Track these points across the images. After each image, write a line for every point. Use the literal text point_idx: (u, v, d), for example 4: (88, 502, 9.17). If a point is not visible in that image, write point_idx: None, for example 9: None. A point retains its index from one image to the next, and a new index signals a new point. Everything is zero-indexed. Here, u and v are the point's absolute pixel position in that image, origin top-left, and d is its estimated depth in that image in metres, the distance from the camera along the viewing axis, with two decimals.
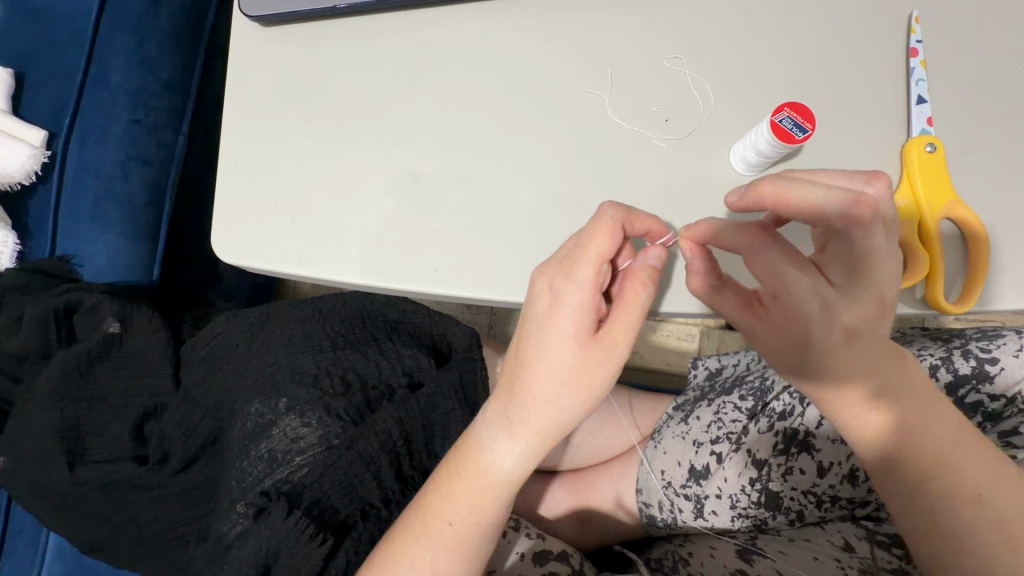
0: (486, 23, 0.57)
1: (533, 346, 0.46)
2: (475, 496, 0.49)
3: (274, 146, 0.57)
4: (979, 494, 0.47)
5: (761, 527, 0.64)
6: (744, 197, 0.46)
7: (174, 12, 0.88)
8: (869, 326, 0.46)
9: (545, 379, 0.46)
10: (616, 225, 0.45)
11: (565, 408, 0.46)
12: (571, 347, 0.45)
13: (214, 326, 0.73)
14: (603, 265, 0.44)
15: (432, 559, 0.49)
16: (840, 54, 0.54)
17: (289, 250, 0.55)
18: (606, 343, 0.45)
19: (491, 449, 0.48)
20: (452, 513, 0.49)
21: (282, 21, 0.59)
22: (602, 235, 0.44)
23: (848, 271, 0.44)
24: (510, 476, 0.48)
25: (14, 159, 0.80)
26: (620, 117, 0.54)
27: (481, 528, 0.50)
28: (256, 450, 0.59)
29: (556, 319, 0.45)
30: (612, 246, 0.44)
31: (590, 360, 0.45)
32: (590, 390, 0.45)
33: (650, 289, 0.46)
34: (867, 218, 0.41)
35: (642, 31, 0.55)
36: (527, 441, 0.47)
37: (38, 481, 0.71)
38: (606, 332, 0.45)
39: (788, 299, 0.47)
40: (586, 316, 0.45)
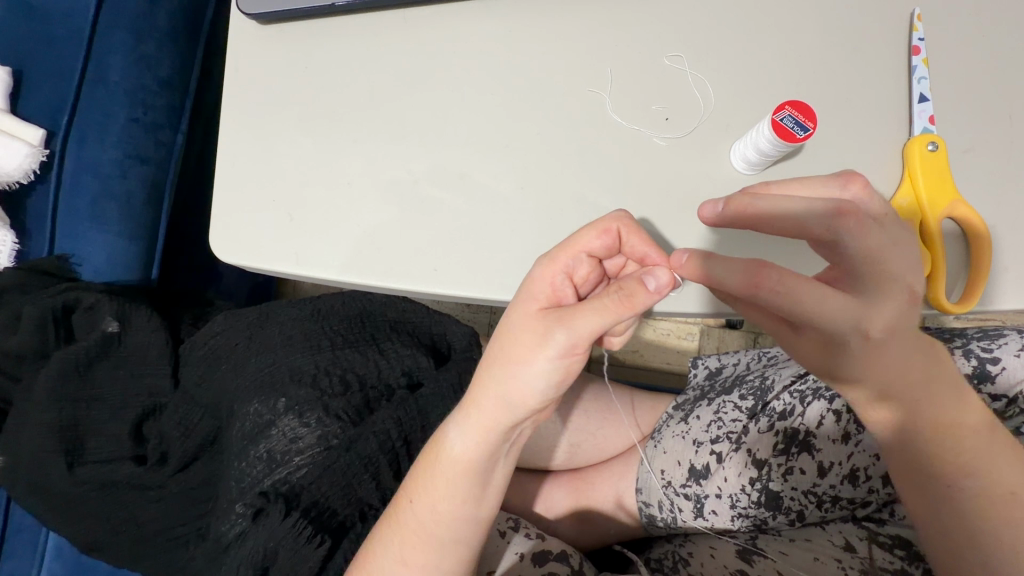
0: (485, 20, 0.57)
1: (498, 328, 0.47)
2: (428, 477, 0.50)
3: (272, 144, 0.57)
4: (1013, 492, 0.47)
5: (762, 528, 0.64)
6: (723, 211, 0.45)
7: (172, 9, 0.88)
8: (898, 327, 0.44)
9: (503, 356, 0.46)
10: (608, 224, 0.46)
11: (500, 386, 0.46)
12: (518, 323, 0.45)
13: (212, 325, 0.72)
14: (580, 254, 0.46)
15: (399, 546, 0.50)
16: (841, 51, 0.54)
17: (288, 248, 0.54)
18: (548, 320, 0.44)
19: (445, 433, 0.49)
20: (411, 493, 0.50)
21: (281, 19, 0.59)
22: (591, 230, 0.46)
23: (868, 287, 0.42)
24: (466, 457, 0.48)
25: (12, 158, 0.80)
26: (620, 115, 0.54)
27: (440, 512, 0.49)
28: (254, 450, 0.59)
29: (516, 298, 0.47)
30: (600, 242, 0.46)
31: (527, 336, 0.44)
32: (526, 361, 0.44)
33: (621, 289, 0.42)
34: (857, 222, 0.40)
35: (642, 28, 0.55)
36: (473, 422, 0.47)
37: (37, 481, 0.71)
38: (554, 313, 0.44)
39: (819, 327, 0.44)
40: (546, 292, 0.46)
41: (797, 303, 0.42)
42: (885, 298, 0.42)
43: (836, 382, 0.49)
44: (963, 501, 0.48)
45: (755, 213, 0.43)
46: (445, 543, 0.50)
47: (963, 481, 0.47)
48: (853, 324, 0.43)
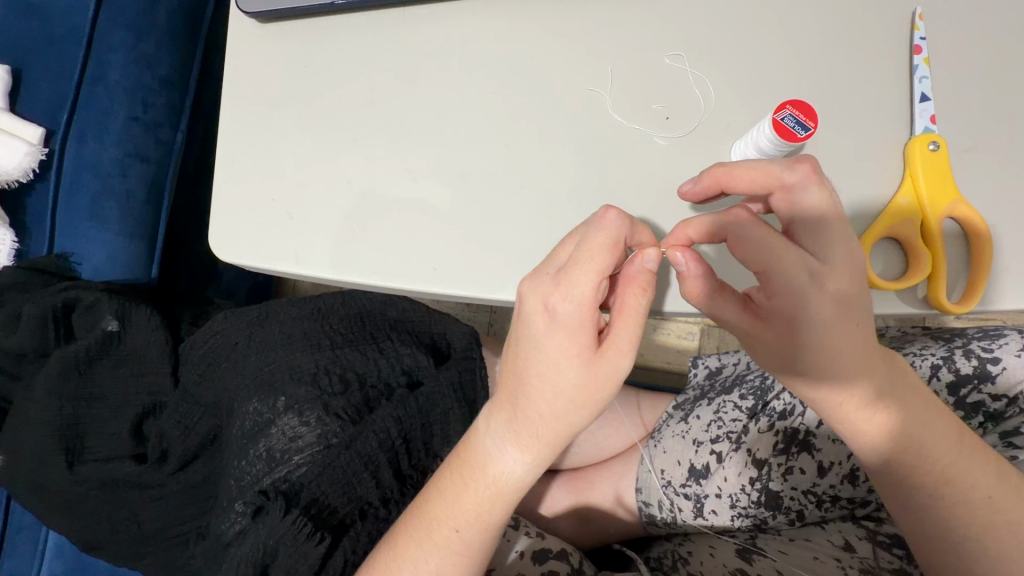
0: (486, 19, 0.56)
1: (548, 359, 0.43)
2: (480, 505, 0.48)
3: (272, 143, 0.57)
4: (990, 496, 0.46)
5: (761, 527, 0.64)
6: (698, 180, 0.48)
7: (172, 8, 0.87)
8: (854, 288, 0.43)
9: (564, 393, 0.43)
10: (614, 235, 0.42)
11: (567, 423, 0.45)
12: (573, 362, 0.43)
13: (212, 324, 0.72)
14: (602, 281, 0.42)
15: (438, 565, 0.49)
16: (842, 50, 0.54)
17: (287, 248, 0.54)
18: (611, 354, 0.43)
19: (496, 460, 0.47)
20: (458, 520, 0.48)
21: (281, 17, 0.58)
22: (603, 248, 0.42)
23: (821, 236, 0.43)
24: (520, 482, 0.47)
25: (12, 156, 0.80)
26: (620, 114, 0.54)
27: (488, 533, 0.49)
28: (254, 449, 0.59)
29: (553, 333, 0.43)
30: (614, 259, 0.42)
31: (597, 379, 0.43)
32: (600, 401, 0.44)
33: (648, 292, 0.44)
34: (808, 170, 0.44)
35: (644, 27, 0.55)
36: (534, 450, 0.46)
37: (37, 479, 0.71)
38: (612, 345, 0.43)
39: (775, 278, 0.44)
40: (586, 331, 0.42)
41: (756, 245, 0.44)
42: (841, 257, 0.43)
43: (801, 368, 0.47)
44: (946, 510, 0.47)
45: (720, 178, 0.47)
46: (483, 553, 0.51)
47: (963, 482, 0.47)
48: (810, 277, 0.43)
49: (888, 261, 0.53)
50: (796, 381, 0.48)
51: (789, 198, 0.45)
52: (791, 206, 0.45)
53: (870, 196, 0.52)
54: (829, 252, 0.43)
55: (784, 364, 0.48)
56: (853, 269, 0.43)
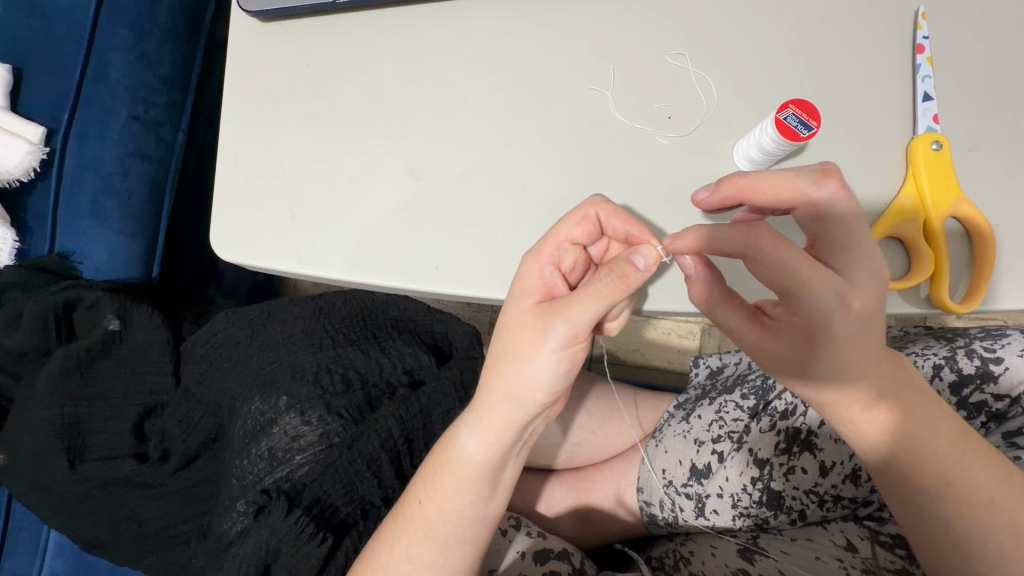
0: (489, 17, 0.56)
1: (503, 321, 0.47)
2: (439, 479, 0.49)
3: (274, 142, 0.57)
4: (992, 498, 0.46)
5: (763, 527, 0.64)
6: (717, 189, 0.48)
7: (174, 7, 0.87)
8: (877, 307, 0.44)
9: (507, 353, 0.45)
10: (584, 212, 0.47)
11: (507, 383, 0.45)
12: (518, 315, 0.46)
13: (214, 323, 0.72)
14: (564, 244, 0.47)
15: (405, 544, 0.49)
16: (845, 49, 0.54)
17: (289, 247, 0.54)
18: (548, 313, 0.44)
19: (456, 434, 0.49)
20: (419, 493, 0.50)
21: (283, 16, 0.58)
22: (571, 219, 0.46)
23: (850, 255, 0.43)
24: (479, 460, 0.48)
25: (13, 155, 0.80)
26: (623, 113, 0.53)
27: (449, 516, 0.49)
28: (256, 448, 0.59)
29: (512, 289, 0.48)
30: (580, 229, 0.46)
31: (530, 330, 0.44)
32: (529, 358, 0.44)
33: (609, 274, 0.43)
34: (836, 185, 0.43)
35: (647, 26, 0.55)
36: (485, 422, 0.47)
37: (39, 478, 0.72)
38: (551, 304, 0.44)
39: (801, 300, 0.43)
40: (537, 284, 0.46)
41: (785, 268, 0.42)
42: (866, 277, 0.43)
43: (809, 375, 0.47)
44: (942, 509, 0.47)
45: (742, 189, 0.46)
46: (451, 543, 0.50)
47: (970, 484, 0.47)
48: (838, 299, 0.43)
49: (891, 260, 0.52)
50: (805, 386, 0.48)
51: (817, 215, 0.44)
52: (817, 222, 0.44)
53: (873, 195, 0.52)
54: (855, 274, 0.43)
55: (797, 374, 0.47)
56: (878, 291, 0.43)
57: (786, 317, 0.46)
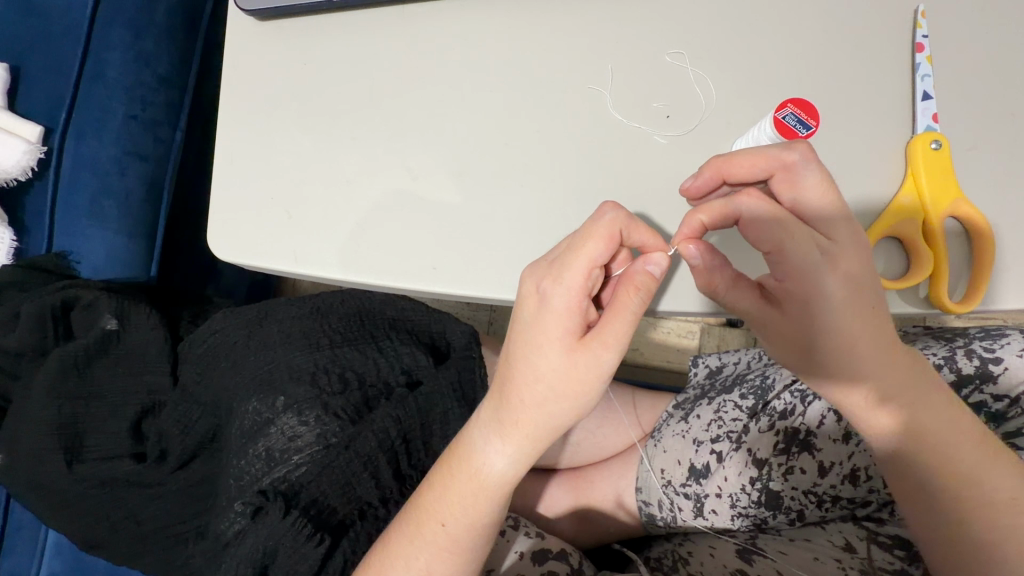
0: (486, 16, 0.56)
1: (535, 347, 0.45)
2: (468, 499, 0.48)
3: (270, 141, 0.56)
4: (1014, 497, 0.46)
5: (762, 527, 0.64)
6: (699, 174, 0.48)
7: (171, 5, 0.87)
8: (865, 271, 0.44)
9: (554, 388, 0.44)
10: (609, 234, 0.44)
11: (551, 413, 0.45)
12: (564, 356, 0.44)
13: (212, 323, 0.72)
14: (594, 269, 0.44)
15: (426, 560, 0.49)
16: (844, 48, 0.53)
17: (286, 247, 0.54)
18: (593, 346, 0.44)
19: (485, 452, 0.48)
20: (444, 514, 0.49)
21: (279, 15, 0.58)
22: (596, 239, 0.44)
23: (826, 217, 0.45)
24: (504, 477, 0.48)
25: (11, 155, 0.80)
26: (621, 113, 0.53)
27: (476, 531, 0.49)
28: (253, 449, 0.59)
29: (541, 320, 0.45)
30: (606, 251, 0.44)
31: (577, 367, 0.44)
32: (581, 392, 0.45)
33: (642, 298, 0.44)
34: (806, 151, 0.44)
35: (645, 25, 0.54)
36: (521, 444, 0.47)
37: (38, 478, 0.72)
38: (595, 337, 0.44)
39: (790, 256, 0.44)
40: (572, 319, 0.44)
41: (771, 224, 0.44)
42: (847, 236, 0.44)
43: (813, 358, 0.47)
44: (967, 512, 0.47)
45: (721, 168, 0.47)
46: (472, 554, 0.51)
47: (978, 482, 0.47)
48: (823, 255, 0.44)
49: (890, 259, 0.52)
50: (814, 375, 0.49)
51: (793, 180, 0.45)
52: (793, 189, 0.45)
53: (871, 195, 0.52)
54: (838, 233, 0.44)
55: (803, 355, 0.48)
56: (863, 253, 0.44)
57: (780, 287, 0.46)
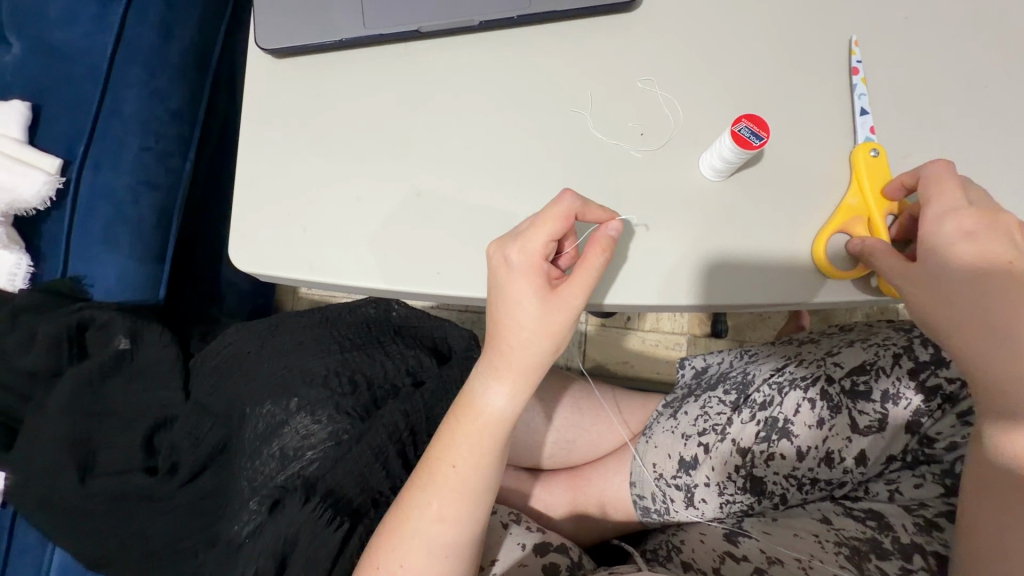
0: (481, 50, 0.63)
1: (510, 313, 0.53)
2: (474, 439, 0.54)
3: (286, 164, 0.62)
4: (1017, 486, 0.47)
5: (748, 512, 0.68)
6: (739, 129, 0.54)
7: (184, 46, 0.94)
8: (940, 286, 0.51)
9: (534, 338, 0.53)
10: (564, 211, 0.52)
11: (536, 351, 0.53)
12: (537, 311, 0.52)
13: (224, 337, 0.77)
14: (550, 243, 0.52)
15: (439, 506, 0.53)
16: (794, 73, 0.61)
17: (301, 259, 0.59)
18: (563, 300, 0.52)
19: (486, 396, 0.54)
20: (455, 456, 0.54)
21: (295, 53, 0.64)
22: (551, 220, 0.52)
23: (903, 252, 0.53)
24: (504, 416, 0.54)
25: (31, 186, 0.84)
26: (602, 131, 0.60)
27: (485, 470, 0.54)
28: (267, 449, 0.62)
29: (511, 283, 0.52)
30: (561, 227, 0.52)
31: (553, 310, 0.52)
32: (556, 336, 0.53)
33: (605, 257, 0.51)
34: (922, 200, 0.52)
35: (621, 57, 0.62)
36: (517, 382, 0.54)
37: (46, 498, 0.74)
38: (566, 291, 0.52)
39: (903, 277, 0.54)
40: (537, 278, 0.52)
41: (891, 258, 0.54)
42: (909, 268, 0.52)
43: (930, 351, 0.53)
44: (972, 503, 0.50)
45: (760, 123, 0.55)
46: (485, 498, 0.55)
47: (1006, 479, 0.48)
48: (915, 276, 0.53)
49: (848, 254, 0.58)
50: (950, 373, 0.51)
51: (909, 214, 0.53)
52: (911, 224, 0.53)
53: (822, 200, 0.58)
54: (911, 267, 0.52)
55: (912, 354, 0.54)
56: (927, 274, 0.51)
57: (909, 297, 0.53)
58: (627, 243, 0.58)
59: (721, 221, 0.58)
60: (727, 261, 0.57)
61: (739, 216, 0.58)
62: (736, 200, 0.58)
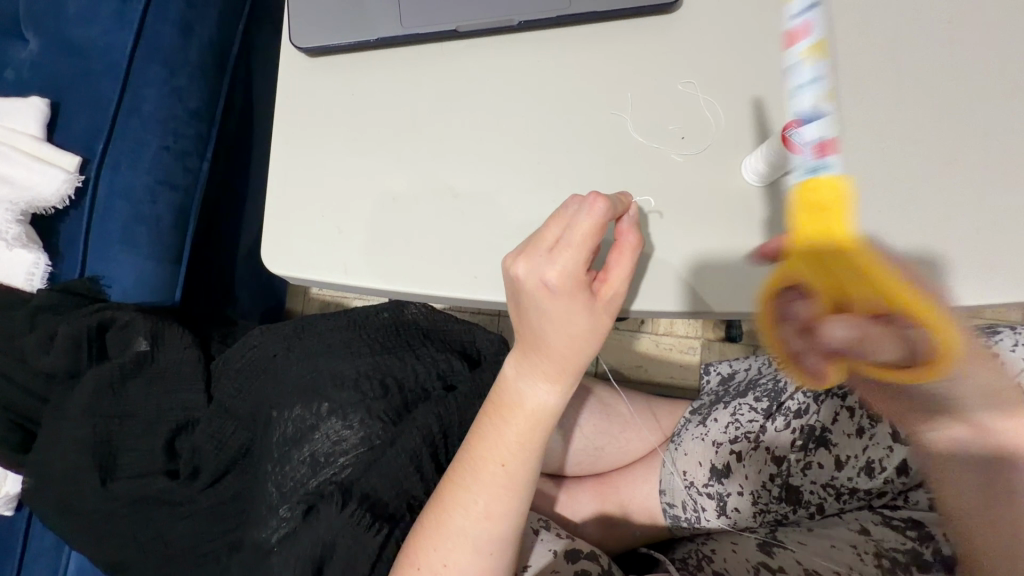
0: (517, 51, 0.62)
1: (556, 334, 0.49)
2: (524, 436, 0.53)
3: (318, 164, 0.61)
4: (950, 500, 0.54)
5: (782, 522, 0.67)
6: (790, 133, 0.53)
7: (204, 44, 0.93)
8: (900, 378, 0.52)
9: (582, 349, 0.50)
10: (599, 222, 0.46)
11: (584, 357, 0.51)
12: (585, 326, 0.49)
13: (250, 339, 0.76)
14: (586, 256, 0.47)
15: (485, 503, 0.53)
16: (836, 76, 0.60)
17: (335, 261, 0.58)
18: (608, 305, 0.49)
19: (534, 394, 0.52)
20: (503, 455, 0.53)
21: (327, 52, 0.63)
22: (586, 235, 0.46)
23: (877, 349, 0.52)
24: (551, 409, 0.53)
25: (50, 184, 0.84)
26: (641, 134, 0.59)
27: (531, 465, 0.54)
28: (298, 454, 0.61)
29: (555, 306, 0.48)
30: (595, 238, 0.46)
31: (601, 318, 0.49)
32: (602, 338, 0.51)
33: (636, 255, 0.49)
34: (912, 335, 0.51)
35: (660, 59, 0.61)
36: (566, 379, 0.52)
37: (69, 500, 0.74)
38: (609, 295, 0.49)
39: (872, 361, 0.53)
40: (582, 295, 0.48)
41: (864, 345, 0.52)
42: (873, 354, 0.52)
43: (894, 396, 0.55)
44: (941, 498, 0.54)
45: None
46: (529, 490, 0.55)
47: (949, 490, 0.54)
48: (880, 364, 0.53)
49: None
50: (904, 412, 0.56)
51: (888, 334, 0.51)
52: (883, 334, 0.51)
53: None
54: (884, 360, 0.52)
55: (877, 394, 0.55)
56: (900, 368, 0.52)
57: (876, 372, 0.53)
58: (667, 247, 0.57)
59: (764, 226, 0.57)
60: (770, 266, 0.56)
61: (783, 221, 0.57)
62: (780, 205, 0.57)
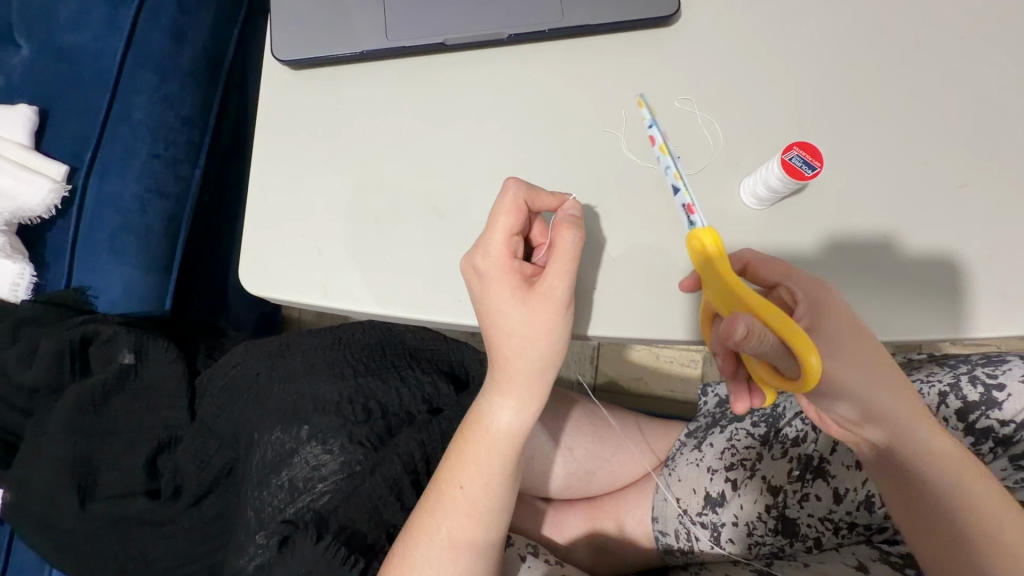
0: (508, 64, 0.60)
1: (494, 322, 0.52)
2: (484, 458, 0.54)
3: (301, 180, 0.59)
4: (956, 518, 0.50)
5: (778, 554, 0.64)
6: (790, 155, 0.51)
7: (197, 51, 0.91)
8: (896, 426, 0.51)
9: (519, 336, 0.51)
10: (516, 205, 0.50)
11: (527, 355, 0.52)
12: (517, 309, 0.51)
13: (234, 356, 0.74)
14: (512, 239, 0.51)
15: (448, 529, 0.54)
16: (840, 95, 0.58)
17: (314, 282, 0.56)
18: (542, 294, 0.50)
19: (495, 414, 0.54)
20: (463, 477, 0.54)
21: (311, 64, 0.61)
22: (506, 216, 0.50)
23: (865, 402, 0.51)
24: (512, 432, 0.54)
25: (37, 193, 0.82)
26: (634, 152, 0.57)
27: (491, 491, 0.55)
28: (276, 479, 0.59)
29: (488, 294, 0.51)
30: (516, 220, 0.50)
31: (535, 305, 0.50)
32: (544, 331, 0.51)
33: (564, 240, 0.49)
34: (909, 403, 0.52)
35: (656, 74, 0.59)
36: (521, 396, 0.54)
37: (45, 517, 0.71)
38: (542, 283, 0.50)
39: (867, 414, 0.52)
40: (510, 278, 0.50)
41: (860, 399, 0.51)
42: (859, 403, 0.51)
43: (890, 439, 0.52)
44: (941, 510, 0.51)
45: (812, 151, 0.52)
46: (493, 522, 0.56)
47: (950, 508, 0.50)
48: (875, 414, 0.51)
49: (910, 285, 0.53)
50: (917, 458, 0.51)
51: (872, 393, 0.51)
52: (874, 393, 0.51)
53: (873, 229, 0.55)
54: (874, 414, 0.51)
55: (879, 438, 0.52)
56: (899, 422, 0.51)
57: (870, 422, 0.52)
58: (657, 274, 0.54)
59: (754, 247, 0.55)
60: None
61: (781, 246, 0.55)
62: (780, 231, 0.55)
